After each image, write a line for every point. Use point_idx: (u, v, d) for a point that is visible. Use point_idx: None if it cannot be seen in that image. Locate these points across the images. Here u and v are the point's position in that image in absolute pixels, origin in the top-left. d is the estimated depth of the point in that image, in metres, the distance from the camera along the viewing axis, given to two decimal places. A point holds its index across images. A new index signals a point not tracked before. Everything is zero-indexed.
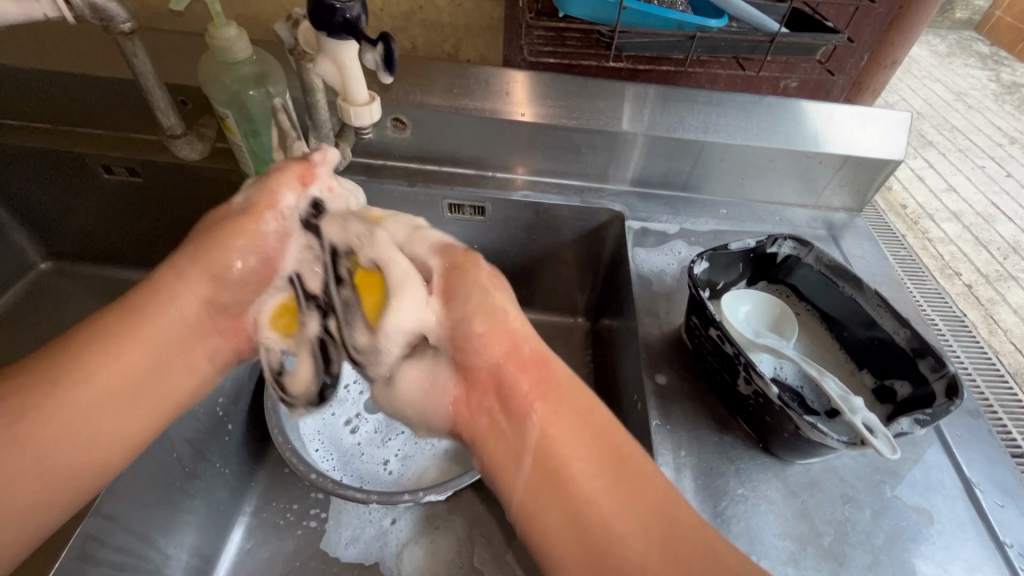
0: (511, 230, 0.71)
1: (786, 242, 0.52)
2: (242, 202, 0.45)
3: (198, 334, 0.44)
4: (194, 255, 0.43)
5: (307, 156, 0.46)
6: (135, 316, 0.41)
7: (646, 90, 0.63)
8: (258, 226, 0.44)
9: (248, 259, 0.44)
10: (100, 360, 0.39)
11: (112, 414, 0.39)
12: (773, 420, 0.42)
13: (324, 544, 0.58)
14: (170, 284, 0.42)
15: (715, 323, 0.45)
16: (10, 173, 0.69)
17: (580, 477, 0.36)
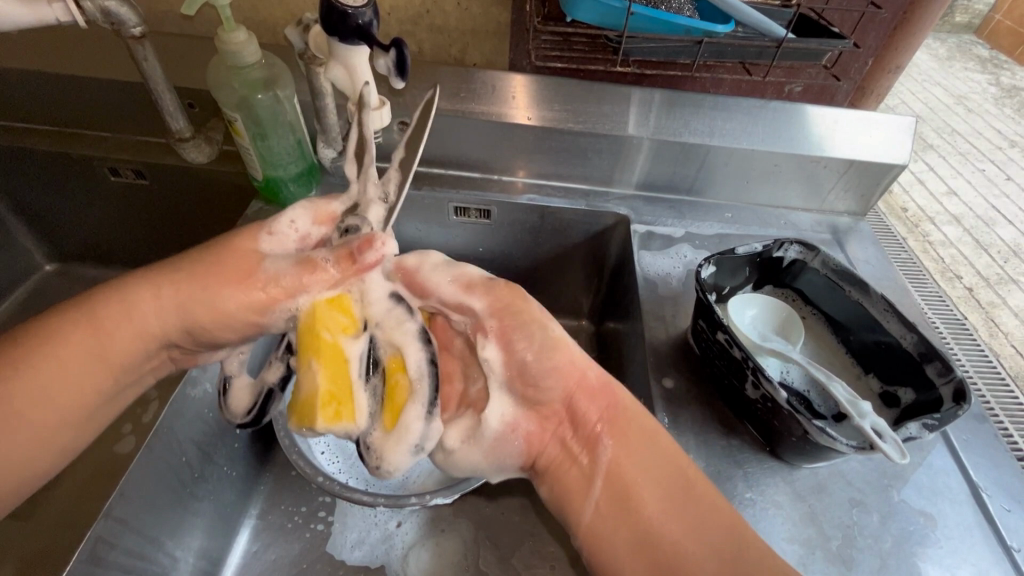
0: (516, 233, 0.71)
1: (792, 246, 0.52)
2: (271, 271, 0.44)
3: (150, 358, 0.47)
4: (184, 291, 0.45)
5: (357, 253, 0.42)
6: (99, 329, 0.44)
7: (652, 95, 0.63)
8: (265, 298, 0.44)
9: (236, 330, 0.46)
10: (46, 365, 0.42)
11: (56, 422, 0.43)
12: (781, 424, 0.42)
13: (330, 547, 0.58)
14: (140, 307, 0.45)
15: (723, 326, 0.45)
16: (16, 176, 0.69)
17: (653, 504, 0.38)
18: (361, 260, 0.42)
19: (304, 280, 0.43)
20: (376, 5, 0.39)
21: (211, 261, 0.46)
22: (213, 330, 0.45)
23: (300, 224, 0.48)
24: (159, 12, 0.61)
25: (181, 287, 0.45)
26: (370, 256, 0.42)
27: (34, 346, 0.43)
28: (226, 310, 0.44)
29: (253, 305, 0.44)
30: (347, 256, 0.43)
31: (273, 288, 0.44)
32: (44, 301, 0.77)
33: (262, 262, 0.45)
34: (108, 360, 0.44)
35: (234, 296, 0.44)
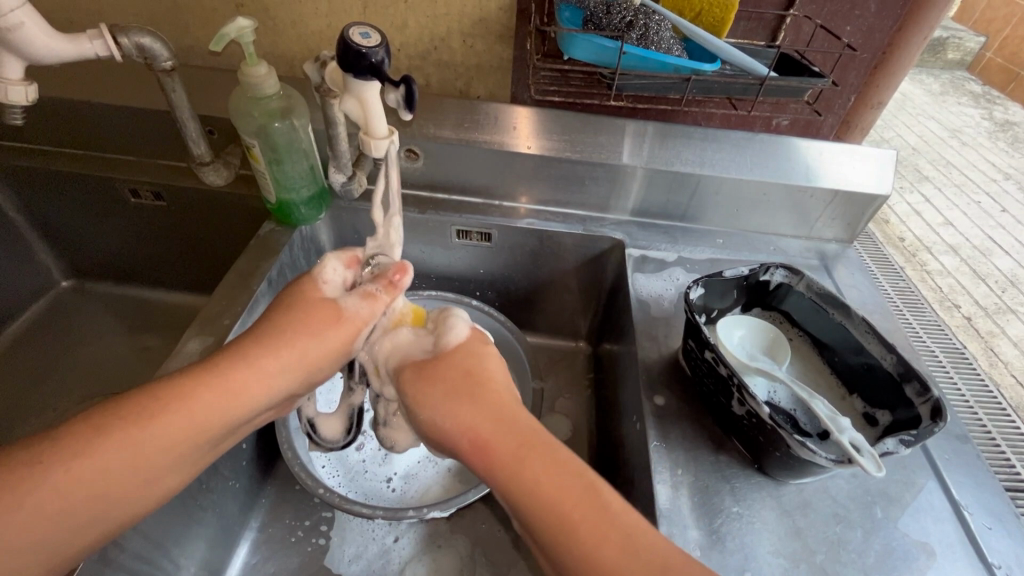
0: (516, 256, 0.74)
1: (778, 270, 0.55)
2: (351, 306, 0.48)
3: (270, 406, 0.45)
4: (289, 341, 0.45)
5: (395, 281, 0.50)
6: (228, 387, 0.41)
7: (645, 126, 0.66)
8: (354, 334, 0.48)
9: (336, 352, 0.48)
10: (179, 424, 0.38)
11: (174, 469, 0.39)
12: (766, 440, 0.44)
13: (328, 561, 0.60)
14: (265, 363, 0.43)
15: (709, 345, 0.47)
16: (41, 194, 0.73)
17: (554, 502, 0.34)
18: (400, 285, 0.50)
19: (370, 309, 0.49)
20: (388, 45, 0.42)
21: (298, 313, 0.47)
22: (323, 363, 0.47)
23: (336, 270, 0.50)
24: (184, 46, 0.65)
25: (296, 341, 0.45)
26: (405, 282, 0.50)
27: (158, 407, 0.38)
28: (329, 342, 0.47)
29: (348, 333, 0.48)
30: (387, 283, 0.50)
31: (355, 318, 0.48)
32: (61, 316, 0.80)
33: (336, 302, 0.48)
34: (237, 414, 0.42)
35: (333, 332, 0.47)
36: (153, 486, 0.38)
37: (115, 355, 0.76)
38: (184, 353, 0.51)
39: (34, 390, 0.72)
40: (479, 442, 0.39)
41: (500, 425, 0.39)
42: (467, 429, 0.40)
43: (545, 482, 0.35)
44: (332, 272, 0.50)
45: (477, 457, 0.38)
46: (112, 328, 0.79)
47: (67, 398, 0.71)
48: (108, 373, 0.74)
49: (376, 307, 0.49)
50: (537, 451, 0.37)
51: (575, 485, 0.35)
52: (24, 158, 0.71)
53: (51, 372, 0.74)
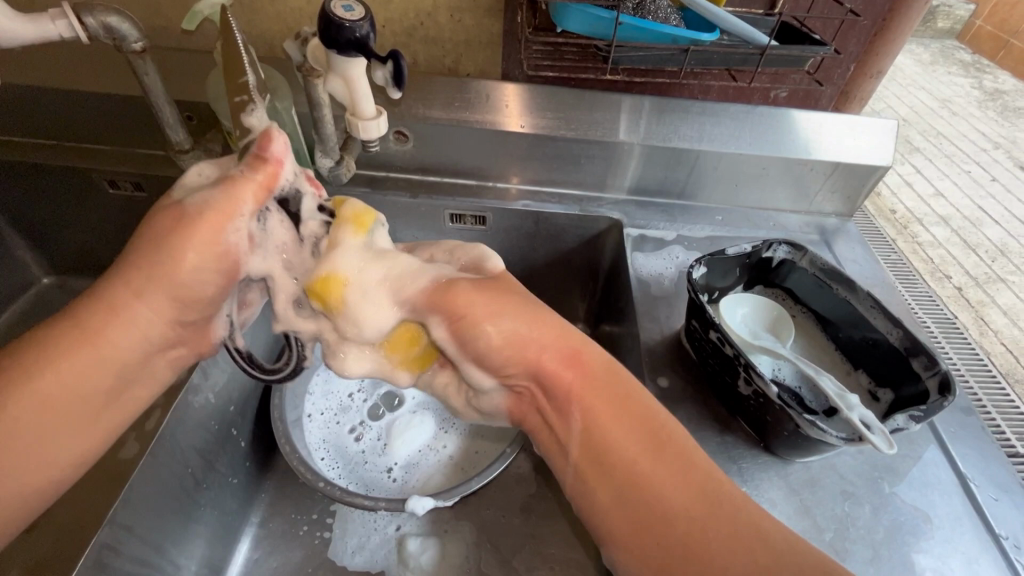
0: (512, 239, 0.73)
1: (780, 246, 0.54)
2: (198, 202, 0.39)
3: (163, 342, 0.40)
4: (146, 266, 0.38)
5: (264, 150, 0.40)
6: (90, 329, 0.37)
7: (642, 101, 0.64)
8: (221, 235, 0.39)
9: (203, 260, 0.39)
10: (42, 377, 0.36)
11: (66, 435, 0.37)
12: (773, 420, 0.43)
13: (331, 552, 0.60)
14: (130, 305, 0.38)
15: (715, 325, 0.46)
16: (14, 187, 0.70)
17: (669, 504, 0.34)
18: (271, 161, 0.40)
19: (233, 201, 0.39)
20: (373, 18, 0.39)
21: (152, 231, 0.39)
22: (197, 282, 0.39)
23: (202, 174, 0.42)
24: (157, 27, 0.62)
25: (147, 267, 0.38)
26: (276, 150, 0.40)
27: (25, 361, 0.36)
28: (189, 261, 0.38)
29: (210, 239, 0.39)
30: (255, 157, 0.40)
31: (210, 216, 0.39)
32: (44, 313, 0.78)
33: (183, 202, 0.39)
34: (110, 358, 0.38)
35: (195, 242, 0.38)
36: (40, 457, 0.37)
37: None
38: None
39: None
40: (647, 439, 0.37)
41: (633, 409, 0.38)
42: (601, 402, 0.39)
43: (713, 521, 0.33)
44: (196, 177, 0.42)
45: (612, 457, 0.37)
46: None
47: None
48: None
49: (238, 198, 0.39)
50: (627, 410, 0.38)
51: (731, 520, 0.33)
52: None
53: None
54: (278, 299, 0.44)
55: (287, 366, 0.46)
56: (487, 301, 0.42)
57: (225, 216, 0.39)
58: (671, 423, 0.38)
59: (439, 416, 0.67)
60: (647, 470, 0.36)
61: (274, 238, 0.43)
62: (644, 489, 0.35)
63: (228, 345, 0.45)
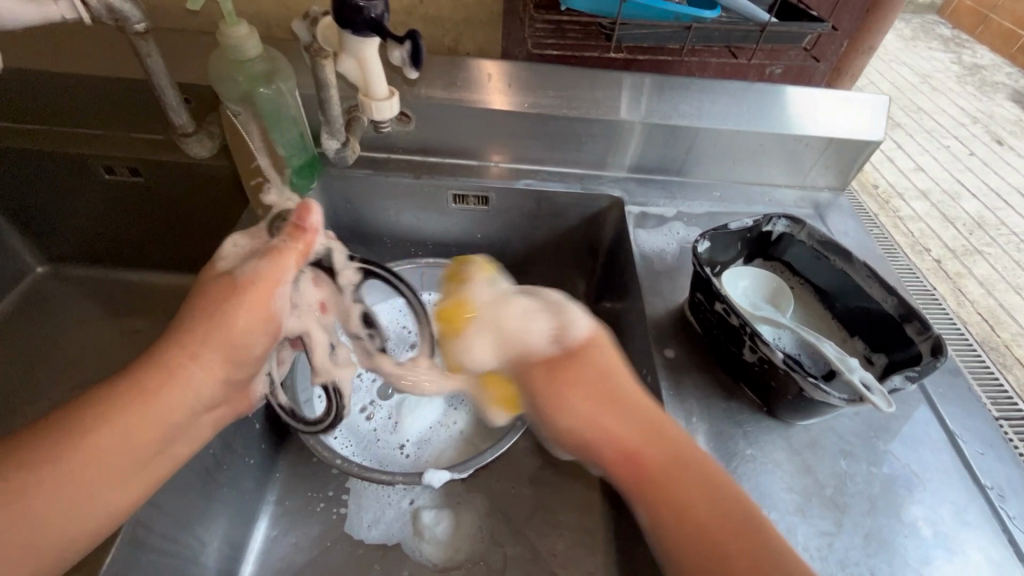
0: (514, 219, 0.74)
1: (780, 220, 0.55)
2: (248, 272, 0.44)
3: (206, 404, 0.43)
4: (203, 329, 0.42)
5: (301, 223, 0.46)
6: (144, 389, 0.39)
7: (643, 79, 0.65)
8: (273, 300, 0.45)
9: (255, 323, 0.44)
10: (106, 431, 0.37)
11: (122, 485, 0.38)
12: (778, 384, 0.46)
13: (348, 527, 0.62)
14: (191, 362, 0.42)
15: (720, 296, 0.48)
16: (9, 175, 0.69)
17: (728, 560, 0.34)
18: (308, 230, 0.46)
19: (279, 267, 0.45)
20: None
21: (206, 299, 0.43)
22: (248, 341, 0.44)
23: (238, 244, 0.47)
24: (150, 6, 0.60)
25: (209, 327, 0.42)
26: (313, 221, 0.46)
27: (80, 422, 0.37)
28: (242, 323, 0.43)
29: (261, 302, 0.44)
30: (294, 228, 0.46)
31: (260, 285, 0.44)
32: (44, 302, 0.78)
33: (233, 273, 0.44)
34: (164, 417, 0.40)
35: (249, 306, 0.44)
36: (92, 505, 0.37)
37: (105, 339, 0.76)
38: None
39: (26, 378, 0.71)
40: (698, 487, 0.37)
41: (685, 456, 0.38)
42: (660, 459, 0.39)
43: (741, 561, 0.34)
44: (234, 247, 0.47)
45: (661, 501, 0.37)
46: (98, 313, 0.78)
47: (59, 386, 0.71)
48: (101, 358, 0.74)
49: (284, 264, 0.45)
50: (683, 464, 0.38)
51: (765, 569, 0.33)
52: None
53: (41, 363, 0.73)
54: (316, 352, 0.50)
55: (330, 417, 0.51)
56: (588, 372, 0.42)
57: (271, 285, 0.45)
58: (737, 495, 0.37)
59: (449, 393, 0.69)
60: (734, 564, 0.34)
61: (306, 298, 0.49)
62: (695, 538, 0.35)
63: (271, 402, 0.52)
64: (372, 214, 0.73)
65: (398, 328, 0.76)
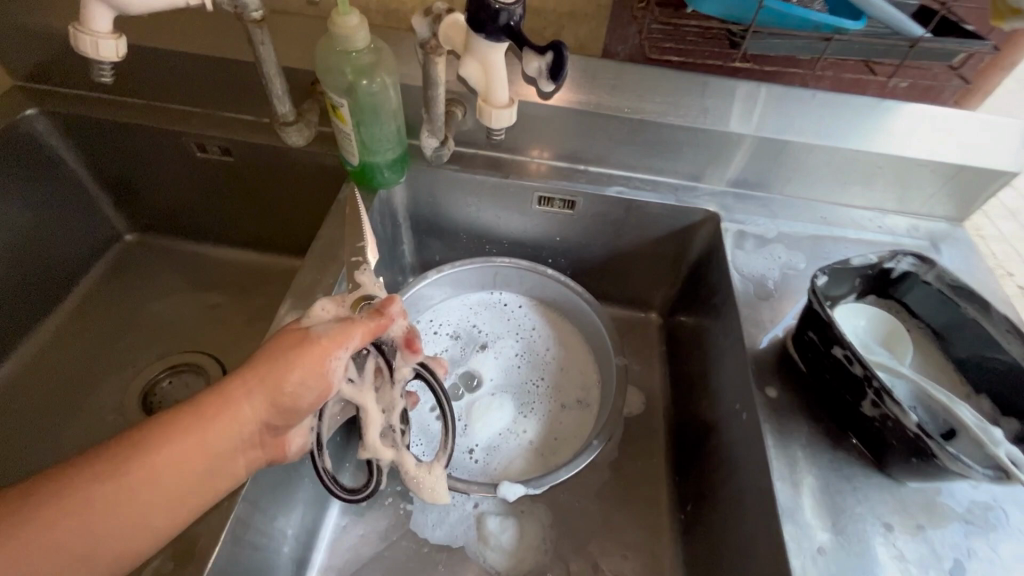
0: (598, 225, 0.71)
1: (905, 258, 0.51)
2: (319, 330, 0.45)
3: (250, 443, 0.43)
4: (258, 372, 0.43)
5: (382, 312, 0.48)
6: (199, 417, 0.41)
7: (758, 89, 0.60)
8: (329, 357, 0.44)
9: (306, 378, 0.44)
10: (153, 459, 0.38)
11: (156, 510, 0.38)
12: (899, 445, 0.42)
13: (413, 524, 0.62)
14: (240, 401, 0.42)
15: (841, 342, 0.45)
16: (116, 149, 0.72)
17: None
18: (385, 317, 0.47)
19: (344, 334, 0.45)
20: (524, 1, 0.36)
21: (269, 346, 0.44)
22: (297, 392, 0.44)
23: (325, 308, 0.48)
24: None
25: (261, 370, 0.43)
26: (393, 311, 0.49)
27: (136, 445, 0.38)
28: (294, 375, 0.43)
29: (315, 361, 0.44)
30: (374, 312, 0.48)
31: (324, 342, 0.44)
32: (132, 269, 0.80)
33: (305, 327, 0.45)
34: (211, 450, 0.41)
35: (302, 361, 0.43)
36: (125, 525, 0.37)
37: (187, 311, 0.78)
38: (278, 323, 0.51)
39: (112, 343, 0.74)
40: None
41: None
42: None
43: None
44: (321, 308, 0.48)
45: None
46: (179, 283, 0.80)
47: (143, 354, 0.74)
48: (182, 329, 0.76)
49: (350, 333, 0.45)
50: None
51: None
52: (97, 113, 0.69)
53: (127, 330, 0.76)
54: (369, 430, 0.51)
55: (367, 488, 0.48)
56: None
57: (330, 347, 0.44)
58: None
59: (519, 400, 0.68)
60: None
61: (367, 373, 0.51)
62: None
63: (317, 463, 0.47)
64: (454, 209, 0.72)
65: (468, 326, 0.75)
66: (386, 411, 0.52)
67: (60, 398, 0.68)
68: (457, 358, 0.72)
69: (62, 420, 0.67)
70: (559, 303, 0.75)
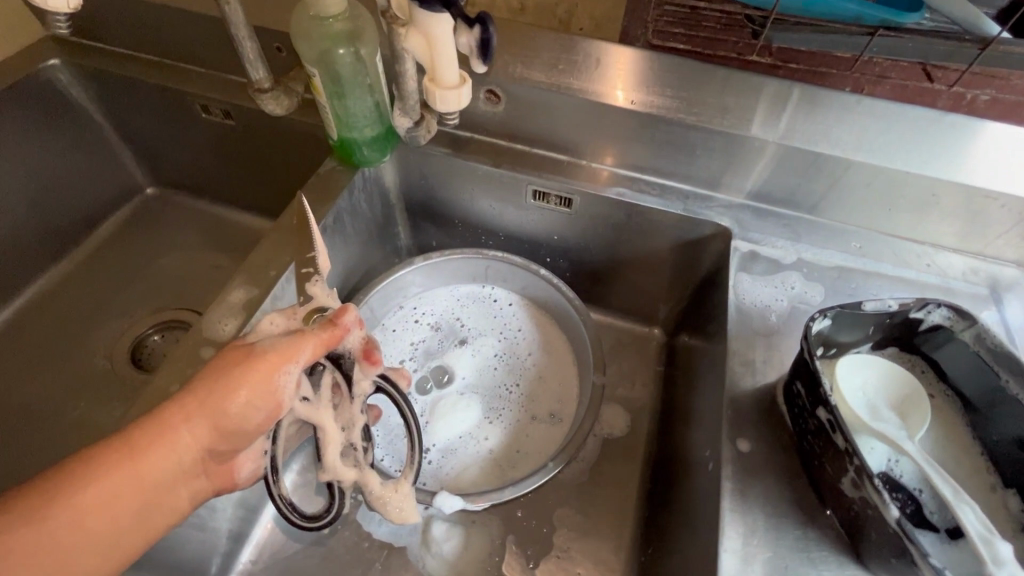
0: (598, 228, 0.65)
1: (939, 309, 0.42)
2: (265, 345, 0.43)
3: (193, 472, 0.41)
4: (200, 395, 0.40)
5: (332, 320, 0.45)
6: (136, 446, 0.38)
7: (790, 88, 0.52)
8: (277, 374, 0.42)
9: (252, 397, 0.42)
10: (77, 498, 0.36)
11: (82, 558, 0.35)
12: (878, 538, 0.35)
13: (359, 516, 0.60)
14: (180, 427, 0.40)
15: (827, 404, 0.37)
16: (133, 105, 0.73)
17: None
18: (338, 328, 0.45)
19: (294, 347, 0.43)
20: None
21: (214, 367, 0.42)
22: (244, 414, 0.42)
23: (274, 322, 0.46)
24: None
25: (203, 393, 0.41)
26: (348, 320, 0.46)
27: (60, 484, 0.35)
28: (240, 396, 0.41)
29: (262, 380, 0.42)
30: (326, 323, 0.45)
31: (272, 358, 0.42)
32: (144, 222, 0.83)
33: (251, 343, 0.43)
34: (151, 481, 0.38)
35: (248, 381, 0.41)
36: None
37: (187, 269, 0.79)
38: (224, 295, 0.49)
39: (115, 293, 0.77)
40: None
41: None
42: None
43: None
44: (270, 323, 0.46)
45: None
46: (185, 241, 0.81)
47: (140, 306, 0.76)
48: (179, 287, 0.78)
49: (300, 347, 0.43)
50: None
51: None
52: (113, 66, 0.70)
53: (130, 281, 0.78)
54: (328, 449, 0.46)
55: (331, 513, 0.46)
56: None
57: (277, 364, 0.42)
58: None
59: (487, 405, 0.64)
60: None
61: (324, 387, 0.46)
62: None
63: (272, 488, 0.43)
64: (447, 195, 0.68)
65: (451, 318, 0.71)
66: (346, 429, 0.47)
67: (60, 340, 0.72)
68: (433, 350, 0.68)
69: (58, 362, 0.70)
70: (549, 307, 0.70)
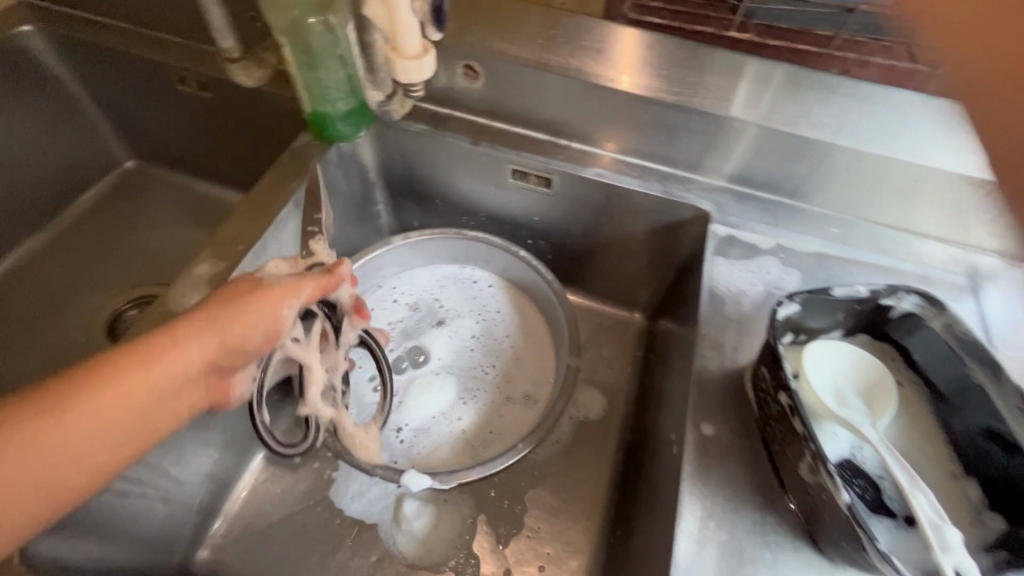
0: (578, 209, 0.64)
1: (909, 296, 0.41)
2: (272, 278, 0.45)
3: (195, 385, 0.40)
4: (210, 317, 0.41)
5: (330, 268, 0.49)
6: (142, 355, 0.37)
7: (772, 69, 0.51)
8: (285, 304, 0.45)
9: (262, 326, 0.43)
10: (79, 395, 0.34)
11: (90, 437, 0.34)
12: (831, 523, 0.35)
13: (333, 494, 0.61)
14: (188, 338, 0.39)
15: (788, 389, 0.37)
16: (109, 75, 0.72)
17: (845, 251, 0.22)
18: (335, 276, 0.48)
19: (295, 286, 0.45)
20: None
21: (219, 295, 0.42)
22: (250, 337, 0.43)
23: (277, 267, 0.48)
24: None
25: (213, 316, 0.41)
26: (342, 272, 0.49)
27: (64, 389, 0.34)
28: (251, 319, 0.42)
29: (269, 309, 0.43)
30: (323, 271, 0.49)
31: (278, 291, 0.44)
32: (121, 196, 0.81)
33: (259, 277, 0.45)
34: (152, 396, 0.37)
35: (258, 307, 0.43)
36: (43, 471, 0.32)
37: (166, 244, 0.79)
38: (191, 269, 0.50)
39: (91, 267, 0.76)
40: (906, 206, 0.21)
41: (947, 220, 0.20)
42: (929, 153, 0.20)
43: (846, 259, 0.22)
44: (273, 266, 0.48)
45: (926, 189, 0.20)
46: (163, 216, 0.81)
47: (117, 281, 0.75)
48: (157, 262, 0.77)
49: (303, 286, 0.46)
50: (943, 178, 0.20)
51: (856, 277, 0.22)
52: (87, 34, 0.69)
53: (107, 255, 0.77)
54: (310, 388, 0.51)
55: (305, 444, 0.51)
56: None
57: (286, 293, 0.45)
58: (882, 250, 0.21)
59: (462, 385, 0.64)
60: None
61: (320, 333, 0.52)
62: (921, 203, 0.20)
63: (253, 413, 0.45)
64: (427, 172, 0.67)
65: (430, 299, 0.70)
66: (330, 371, 0.53)
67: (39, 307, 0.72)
68: (410, 330, 0.68)
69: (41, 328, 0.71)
70: (529, 289, 0.69)
